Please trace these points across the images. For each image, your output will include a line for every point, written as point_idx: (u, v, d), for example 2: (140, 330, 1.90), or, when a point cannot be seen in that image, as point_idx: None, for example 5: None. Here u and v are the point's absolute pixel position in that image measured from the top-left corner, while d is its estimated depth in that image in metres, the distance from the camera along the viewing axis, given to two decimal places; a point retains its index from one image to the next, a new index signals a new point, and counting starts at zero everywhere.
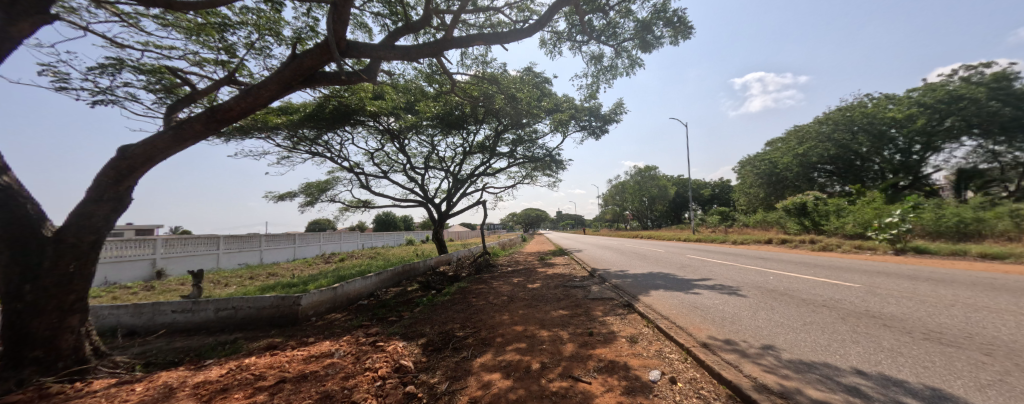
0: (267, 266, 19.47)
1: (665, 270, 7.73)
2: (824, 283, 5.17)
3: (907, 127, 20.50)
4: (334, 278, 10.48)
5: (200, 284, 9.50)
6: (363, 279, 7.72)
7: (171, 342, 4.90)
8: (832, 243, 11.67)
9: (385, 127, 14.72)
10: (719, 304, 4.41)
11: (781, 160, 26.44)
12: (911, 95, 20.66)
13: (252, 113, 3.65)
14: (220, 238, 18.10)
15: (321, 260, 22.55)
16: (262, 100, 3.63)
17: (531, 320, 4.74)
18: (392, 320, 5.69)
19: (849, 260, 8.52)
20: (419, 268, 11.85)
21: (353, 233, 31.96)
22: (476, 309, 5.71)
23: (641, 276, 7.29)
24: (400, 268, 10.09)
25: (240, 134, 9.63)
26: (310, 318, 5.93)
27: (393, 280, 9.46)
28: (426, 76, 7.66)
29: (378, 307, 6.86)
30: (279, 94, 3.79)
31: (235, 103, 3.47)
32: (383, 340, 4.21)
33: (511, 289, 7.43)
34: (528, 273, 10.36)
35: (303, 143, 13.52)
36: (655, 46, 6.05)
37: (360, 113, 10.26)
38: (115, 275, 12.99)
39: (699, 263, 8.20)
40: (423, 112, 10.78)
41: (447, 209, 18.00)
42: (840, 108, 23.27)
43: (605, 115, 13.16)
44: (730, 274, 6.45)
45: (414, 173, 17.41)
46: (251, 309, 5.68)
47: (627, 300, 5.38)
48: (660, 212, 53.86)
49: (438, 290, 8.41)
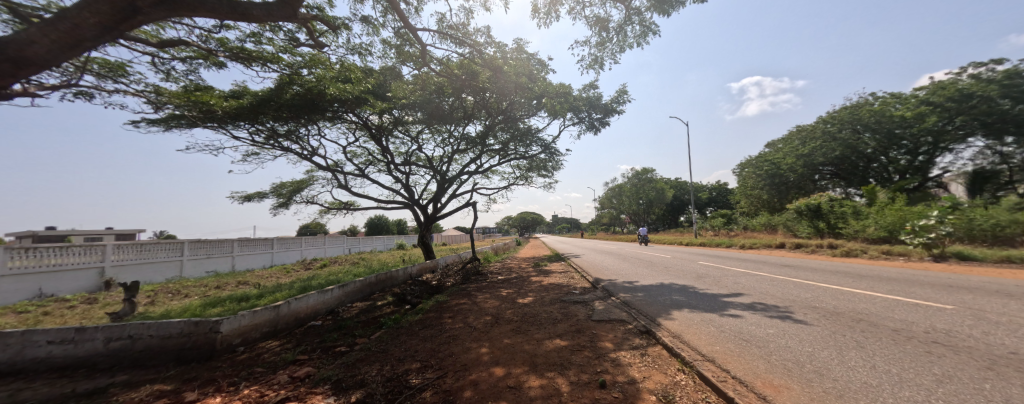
0: (239, 274, 17.97)
1: (681, 282, 6.49)
2: (901, 303, 3.95)
3: (917, 126, 19.56)
4: (297, 290, 9.10)
5: (133, 298, 8.09)
6: (319, 293, 6.40)
7: (19, 392, 3.50)
8: (855, 248, 10.54)
9: (365, 122, 13.58)
10: (781, 337, 3.14)
11: (784, 160, 25.52)
12: (920, 93, 19.81)
13: (68, 48, 3.08)
14: (184, 243, 16.59)
15: (300, 266, 21.03)
16: (83, 29, 3.06)
17: (518, 358, 3.47)
18: (338, 352, 4.36)
19: (892, 269, 7.34)
20: (398, 278, 10.49)
21: (339, 237, 30.43)
22: (449, 336, 4.40)
23: (653, 289, 6.05)
24: (372, 278, 8.77)
25: (188, 123, 8.43)
26: (236, 349, 4.63)
27: (362, 292, 8.13)
28: (396, 50, 6.33)
29: (332, 330, 5.58)
30: (116, 25, 3.25)
31: (39, 31, 2.91)
32: (300, 396, 2.88)
33: (500, 304, 6.18)
34: (520, 283, 9.05)
35: (271, 138, 12.31)
36: (676, 5, 4.92)
37: (331, 101, 9.13)
38: (52, 286, 11.44)
39: (719, 273, 6.97)
40: (401, 101, 9.58)
41: (434, 211, 16.73)
42: (846, 106, 22.39)
43: (606, 106, 12.07)
44: (769, 288, 5.21)
45: (399, 173, 16.17)
46: (154, 338, 4.33)
47: (645, 324, 4.11)
48: (658, 215, 52.99)
49: (413, 305, 7.11)
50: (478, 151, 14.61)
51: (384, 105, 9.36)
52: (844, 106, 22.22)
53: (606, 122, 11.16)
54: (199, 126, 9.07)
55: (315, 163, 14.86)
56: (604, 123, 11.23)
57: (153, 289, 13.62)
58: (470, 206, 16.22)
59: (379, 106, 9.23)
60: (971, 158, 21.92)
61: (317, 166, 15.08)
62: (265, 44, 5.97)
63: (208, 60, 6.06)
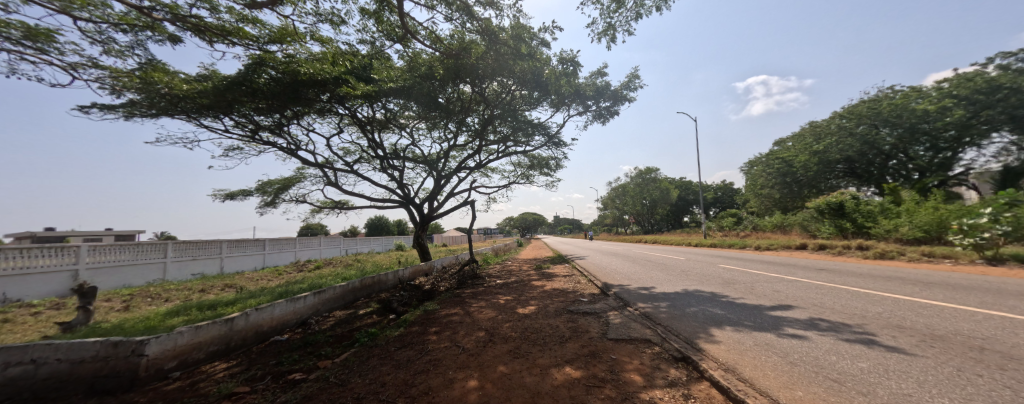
0: (227, 276, 17.18)
1: (708, 290, 5.59)
2: (1016, 323, 3.03)
3: (941, 120, 18.23)
4: (274, 296, 8.24)
5: (89, 305, 7.24)
6: (287, 302, 5.53)
7: None
8: (890, 249, 9.53)
9: (356, 117, 12.85)
10: (887, 377, 2.22)
11: (796, 158, 24.49)
12: (943, 85, 18.71)
13: None
14: (168, 244, 15.80)
15: (294, 268, 20.25)
16: None
17: (516, 398, 2.57)
18: (291, 380, 3.46)
19: (950, 273, 6.37)
20: (387, 282, 9.62)
21: (336, 237, 29.69)
22: (429, 361, 3.49)
23: (677, 298, 5.14)
24: (357, 284, 7.91)
25: (157, 112, 7.72)
26: (169, 375, 3.77)
27: (344, 299, 7.28)
28: (374, 19, 5.46)
29: (296, 347, 4.68)
30: None
31: None
32: None
33: (498, 316, 5.28)
34: (521, 288, 8.16)
35: (256, 132, 11.61)
36: None
37: (313, 85, 8.36)
38: (18, 290, 10.58)
39: (750, 278, 6.05)
40: (388, 86, 8.81)
41: (431, 210, 15.87)
42: (863, 100, 21.30)
43: (615, 93, 11.26)
44: (823, 299, 4.29)
45: (393, 170, 15.38)
46: (63, 363, 3.36)
47: (680, 348, 3.18)
48: (662, 216, 51.91)
49: (399, 315, 6.21)
50: (477, 146, 13.73)
51: (368, 88, 8.49)
52: (861, 99, 21.12)
53: (615, 111, 10.24)
54: (168, 114, 8.28)
55: (305, 160, 14.12)
56: (612, 112, 10.33)
57: (132, 293, 12.81)
58: (469, 204, 15.42)
59: (361, 89, 8.38)
60: (996, 155, 20.82)
61: (308, 163, 14.33)
62: (220, 12, 5.12)
63: (159, 32, 5.30)
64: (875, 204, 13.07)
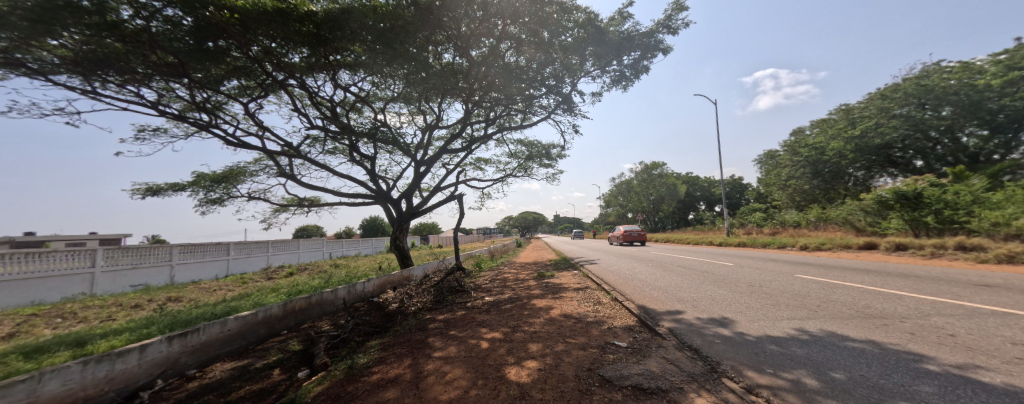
0: (175, 287, 14.65)
1: (856, 335, 3.05)
2: None
3: (1009, 96, 15.58)
4: (160, 327, 5.65)
5: None
6: (71, 368, 2.87)
7: None
8: (1019, 250, 7.04)
9: (313, 94, 10.43)
10: None
11: (826, 145, 21.98)
12: (1001, 58, 16.32)
13: None
14: (99, 250, 13.23)
15: (261, 276, 17.76)
16: None
17: None
18: None
19: None
20: (337, 303, 7.09)
21: (318, 240, 27.23)
22: None
23: (820, 358, 2.62)
24: (273, 313, 5.36)
25: None
26: None
27: (237, 339, 4.71)
28: None
29: None
30: None
31: None
32: None
33: (468, 396, 2.71)
34: (518, 313, 5.65)
35: (185, 109, 9.23)
36: None
37: (215, 21, 5.98)
38: None
39: (907, 311, 3.53)
40: (315, 15, 6.30)
41: (411, 207, 13.44)
42: (907, 78, 18.65)
43: (645, 41, 8.84)
44: None
45: (366, 161, 13.05)
46: None
47: None
48: (669, 214, 49.50)
49: (310, 376, 3.66)
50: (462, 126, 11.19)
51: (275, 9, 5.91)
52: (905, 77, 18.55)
53: (642, 67, 7.76)
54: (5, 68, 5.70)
55: (259, 150, 11.78)
56: (638, 70, 7.83)
57: (36, 313, 10.27)
58: (457, 198, 12.98)
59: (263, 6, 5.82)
60: None
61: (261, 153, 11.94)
62: None
63: None
64: (959, 191, 10.51)
